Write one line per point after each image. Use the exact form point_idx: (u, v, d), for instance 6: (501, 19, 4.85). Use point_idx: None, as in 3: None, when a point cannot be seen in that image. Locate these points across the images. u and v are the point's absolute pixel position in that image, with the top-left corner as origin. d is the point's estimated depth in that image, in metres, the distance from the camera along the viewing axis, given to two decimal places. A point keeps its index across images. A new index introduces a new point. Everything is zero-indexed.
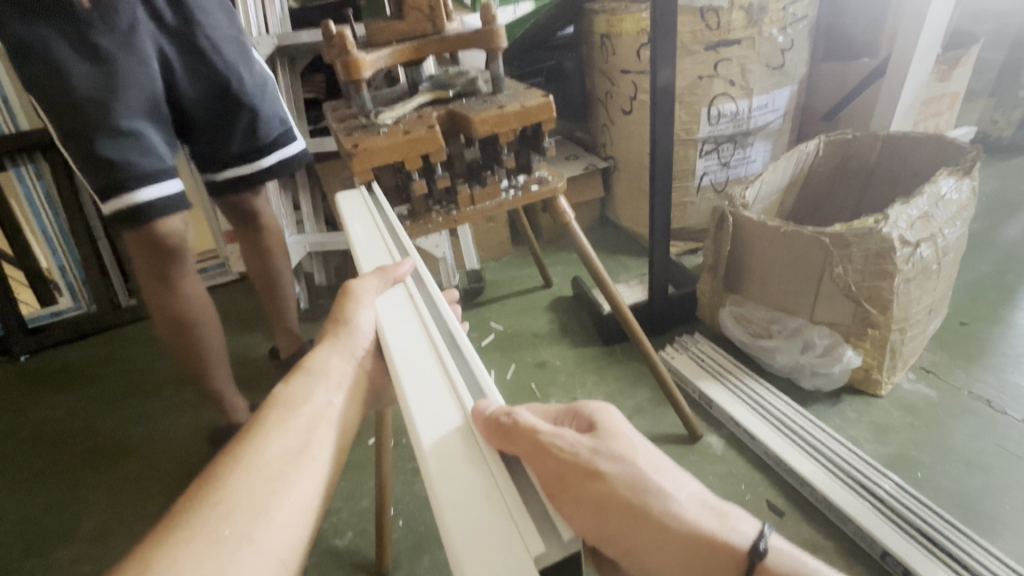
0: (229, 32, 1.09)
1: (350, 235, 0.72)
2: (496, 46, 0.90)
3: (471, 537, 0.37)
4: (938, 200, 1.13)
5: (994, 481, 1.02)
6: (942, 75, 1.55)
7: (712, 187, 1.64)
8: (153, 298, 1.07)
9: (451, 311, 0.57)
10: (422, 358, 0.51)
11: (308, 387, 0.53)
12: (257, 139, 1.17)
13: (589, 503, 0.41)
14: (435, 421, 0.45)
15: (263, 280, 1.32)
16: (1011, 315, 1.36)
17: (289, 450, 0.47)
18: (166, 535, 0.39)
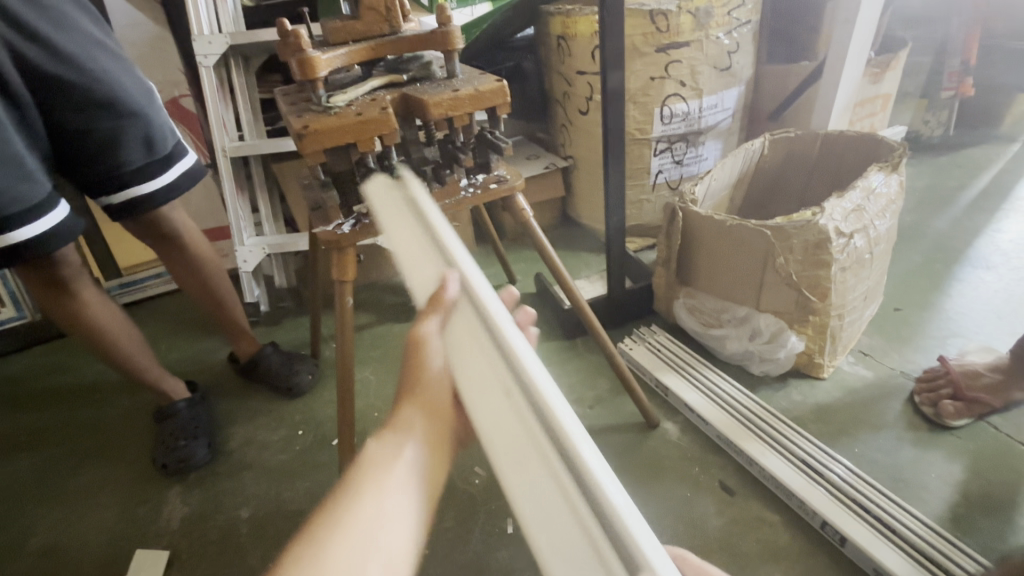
0: (96, 37, 1.01)
1: (396, 251, 0.67)
2: (452, 48, 0.92)
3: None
4: (869, 193, 1.21)
5: (923, 453, 1.10)
6: (875, 77, 1.66)
7: (667, 184, 1.71)
8: (54, 310, 1.09)
9: (532, 365, 0.43)
10: (517, 434, 0.41)
11: (388, 449, 0.47)
12: (152, 152, 1.08)
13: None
14: (550, 532, 0.38)
15: (204, 293, 1.30)
16: (939, 300, 1.47)
17: (368, 534, 0.42)
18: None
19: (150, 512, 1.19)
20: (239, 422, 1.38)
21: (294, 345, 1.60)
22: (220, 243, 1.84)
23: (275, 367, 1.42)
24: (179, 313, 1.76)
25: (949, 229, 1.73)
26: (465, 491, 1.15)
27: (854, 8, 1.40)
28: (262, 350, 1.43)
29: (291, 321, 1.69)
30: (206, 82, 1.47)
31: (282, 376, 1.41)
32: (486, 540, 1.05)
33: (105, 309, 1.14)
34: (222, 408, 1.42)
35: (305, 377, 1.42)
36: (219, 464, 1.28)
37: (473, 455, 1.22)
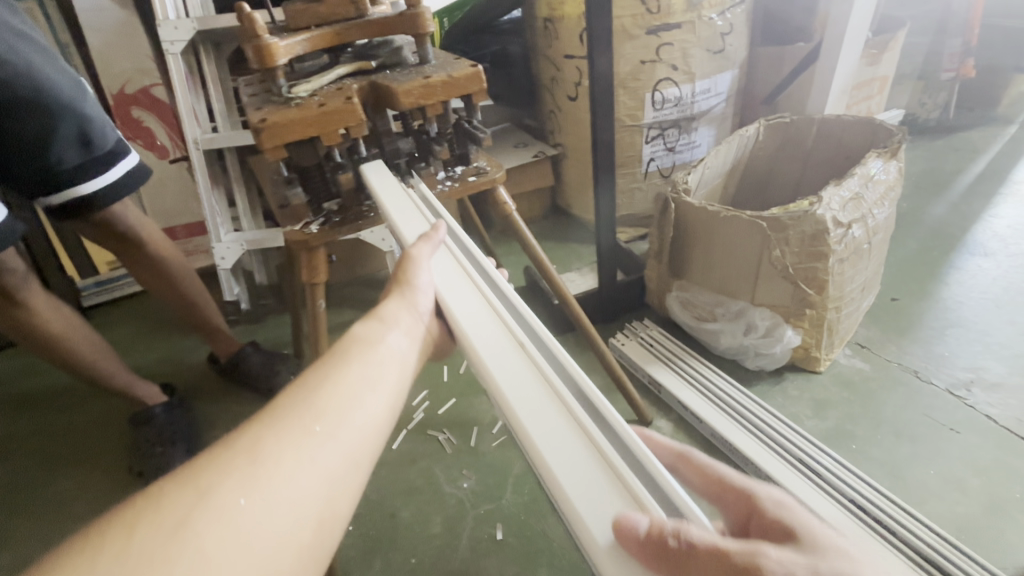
0: (17, 26, 0.92)
1: (383, 200, 0.74)
2: (424, 31, 0.85)
3: (589, 499, 0.39)
4: (867, 181, 1.17)
5: (921, 449, 1.07)
6: (872, 59, 1.61)
7: (659, 172, 1.65)
8: (3, 322, 1.03)
9: (513, 290, 0.59)
10: (494, 329, 0.53)
11: (383, 328, 0.52)
12: (90, 151, 1.01)
13: (709, 558, 0.35)
14: (515, 381, 0.48)
15: (172, 292, 1.25)
16: (937, 289, 1.43)
17: (369, 375, 0.47)
18: (256, 429, 0.40)
19: None
20: (218, 426, 1.33)
21: (276, 345, 1.54)
22: (197, 238, 1.77)
23: (255, 368, 1.37)
24: (156, 312, 1.70)
25: (946, 215, 1.69)
26: (453, 495, 1.11)
27: None
28: (243, 350, 1.38)
29: (274, 319, 1.64)
30: (174, 71, 1.39)
31: (262, 378, 1.36)
32: (475, 547, 1.02)
33: (59, 312, 1.09)
34: (202, 411, 1.37)
35: (288, 377, 1.37)
36: None
37: (461, 457, 1.18)
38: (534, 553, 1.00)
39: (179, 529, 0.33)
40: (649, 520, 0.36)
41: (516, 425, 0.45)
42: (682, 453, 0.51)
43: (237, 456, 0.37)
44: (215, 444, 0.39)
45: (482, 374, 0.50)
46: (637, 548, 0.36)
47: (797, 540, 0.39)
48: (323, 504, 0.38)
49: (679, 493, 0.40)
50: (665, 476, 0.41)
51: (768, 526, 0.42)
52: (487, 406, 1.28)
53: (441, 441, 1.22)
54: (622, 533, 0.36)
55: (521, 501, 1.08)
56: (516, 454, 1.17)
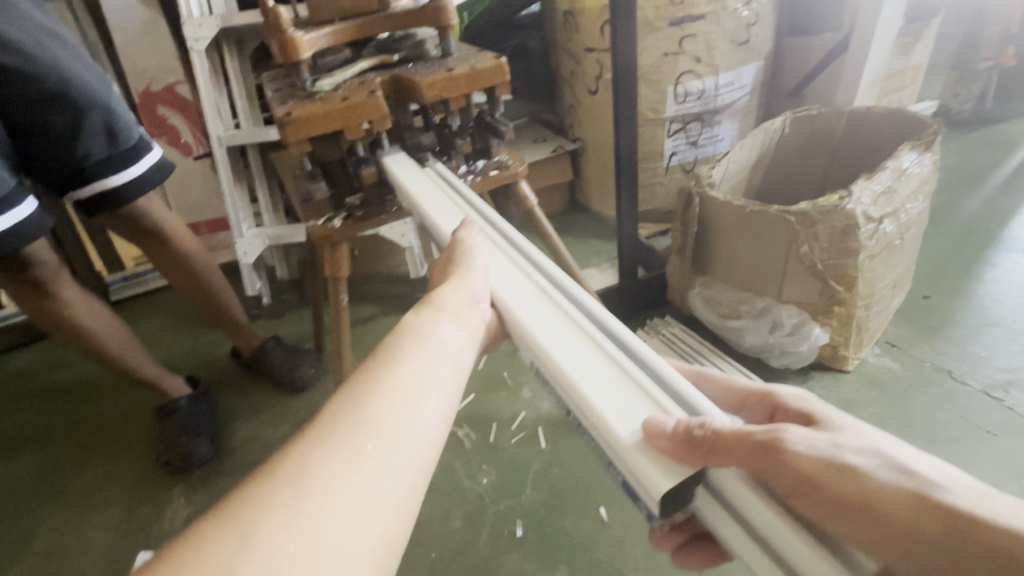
0: (48, 24, 0.96)
1: (410, 187, 0.74)
2: (447, 24, 0.85)
3: (617, 412, 0.40)
4: (900, 174, 1.13)
5: (956, 452, 1.04)
6: (904, 48, 1.56)
7: (681, 167, 1.63)
8: (37, 314, 1.06)
9: (552, 261, 0.57)
10: (538, 300, 0.51)
11: (434, 319, 0.48)
12: (116, 144, 1.02)
13: (734, 441, 0.36)
14: (562, 343, 0.46)
15: (194, 286, 1.26)
16: (971, 286, 1.39)
17: (421, 379, 0.43)
18: (305, 449, 0.37)
19: (154, 511, 1.17)
20: (241, 418, 1.35)
21: (297, 339, 1.56)
22: (220, 233, 1.79)
23: (277, 362, 1.38)
24: (180, 306, 1.73)
25: (981, 211, 1.63)
26: (472, 491, 1.11)
27: None
28: (264, 345, 1.39)
29: (294, 313, 1.66)
30: (198, 68, 1.41)
31: (285, 371, 1.38)
32: (494, 543, 1.02)
33: (86, 304, 1.10)
34: (225, 404, 1.39)
35: (309, 371, 1.39)
36: (222, 463, 1.25)
37: (480, 453, 1.18)
38: (554, 550, 0.99)
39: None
40: (675, 420, 0.37)
41: (542, 358, 0.46)
42: (702, 372, 0.55)
43: (286, 486, 0.35)
44: (263, 468, 0.37)
45: (509, 323, 0.51)
46: (669, 447, 0.36)
47: (817, 423, 0.44)
48: (380, 534, 0.35)
49: (703, 399, 0.41)
50: (689, 388, 0.42)
51: (788, 415, 0.47)
52: (507, 402, 1.28)
53: (460, 437, 1.22)
54: (649, 432, 0.37)
55: (540, 498, 1.08)
56: (536, 451, 1.16)
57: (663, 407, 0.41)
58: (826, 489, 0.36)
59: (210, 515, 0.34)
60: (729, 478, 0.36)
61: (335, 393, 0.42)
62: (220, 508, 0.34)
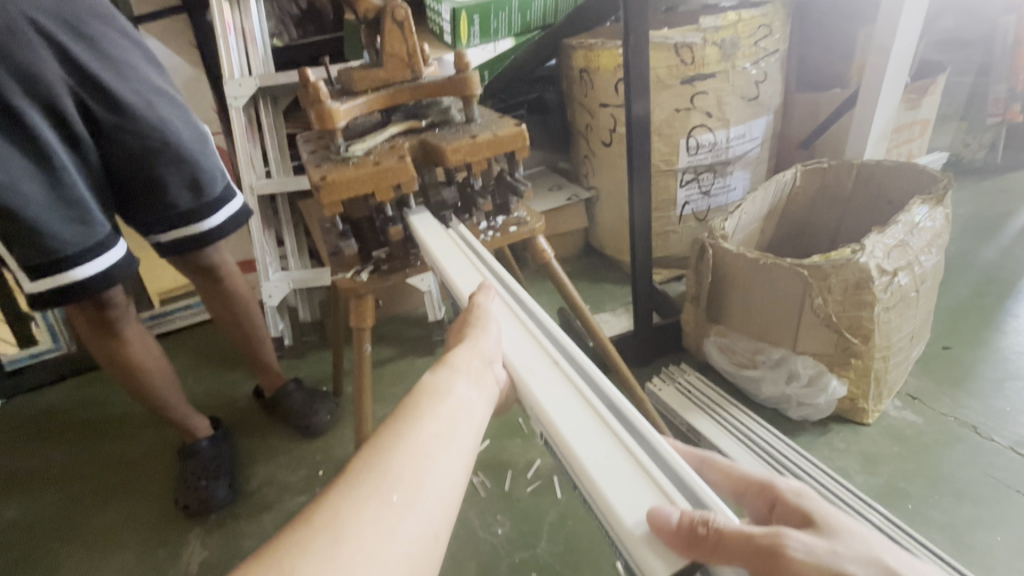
0: (159, 84, 1.01)
1: (433, 249, 0.77)
2: (471, 94, 0.91)
3: (621, 496, 0.41)
4: (913, 228, 1.15)
5: (984, 512, 1.01)
6: (911, 103, 1.60)
7: (694, 216, 1.66)
8: (103, 355, 1.12)
9: (564, 332, 0.59)
10: (548, 371, 0.53)
11: (452, 377, 0.51)
12: (201, 197, 1.07)
13: (738, 542, 0.36)
14: (570, 416, 0.47)
15: (235, 326, 1.31)
16: (993, 337, 1.37)
17: (442, 434, 0.45)
18: (337, 497, 0.39)
19: (171, 554, 1.18)
20: (259, 460, 1.37)
21: (316, 380, 1.59)
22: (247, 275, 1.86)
23: (297, 405, 1.41)
24: (205, 345, 1.78)
25: (998, 260, 1.63)
26: (487, 541, 1.10)
27: (889, 36, 1.35)
28: (286, 386, 1.42)
29: (314, 355, 1.70)
30: (236, 124, 1.51)
31: (302, 415, 1.40)
32: None
33: (143, 343, 1.15)
34: (244, 445, 1.41)
35: (324, 417, 1.40)
36: (240, 504, 1.26)
37: (495, 502, 1.17)
38: None
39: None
40: (680, 511, 0.38)
41: (551, 430, 0.47)
42: (705, 457, 0.55)
43: (320, 533, 0.37)
44: (297, 516, 0.39)
45: (519, 389, 0.53)
46: (671, 537, 0.37)
47: (816, 524, 0.43)
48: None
49: (704, 490, 0.42)
50: (693, 477, 0.43)
51: (787, 512, 0.46)
52: (522, 449, 1.28)
53: (475, 484, 1.22)
54: (654, 522, 0.38)
55: (556, 551, 1.06)
56: (551, 501, 1.16)
57: (667, 493, 0.41)
58: None
59: (248, 561, 0.36)
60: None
61: (359, 446, 0.44)
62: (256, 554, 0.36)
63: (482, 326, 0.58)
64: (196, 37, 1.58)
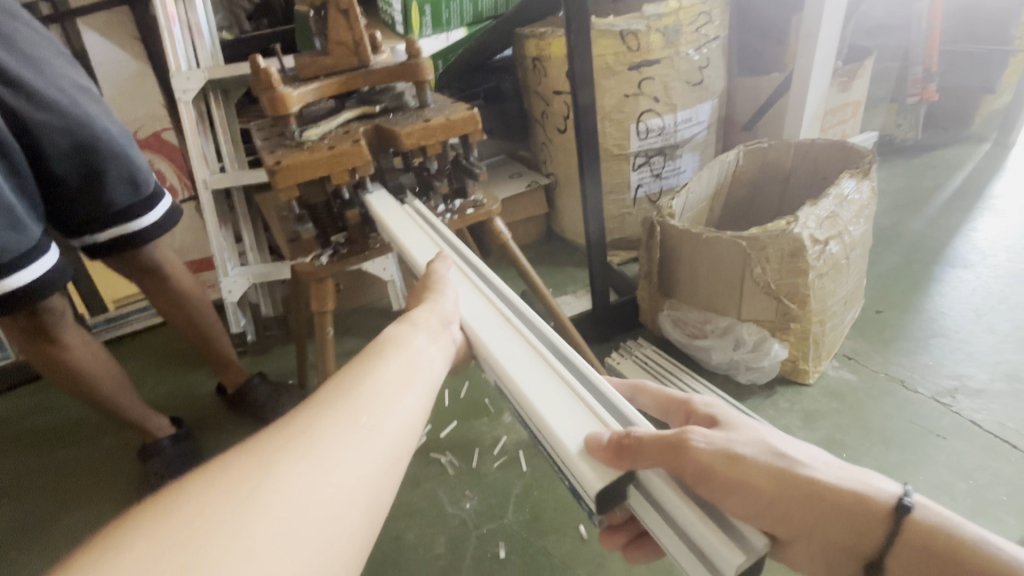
0: (80, 82, 1.01)
1: (388, 224, 0.80)
2: (424, 79, 0.94)
3: (565, 424, 0.45)
4: (842, 200, 1.23)
5: (910, 456, 1.11)
6: (842, 86, 1.71)
7: (647, 198, 1.73)
8: (40, 360, 1.09)
9: (516, 295, 0.63)
10: (501, 328, 0.57)
11: (411, 330, 0.54)
12: (139, 192, 1.08)
13: (657, 445, 0.41)
14: (519, 362, 0.52)
15: (186, 322, 1.29)
16: (919, 300, 1.49)
17: (403, 375, 0.49)
18: (308, 414, 0.43)
19: None
20: None
21: (281, 374, 1.59)
22: (204, 273, 1.82)
23: (262, 399, 1.41)
24: (165, 346, 1.74)
25: (925, 230, 1.76)
26: (456, 516, 1.14)
27: (816, 22, 1.44)
28: (250, 381, 1.42)
29: (279, 349, 1.70)
30: (185, 118, 1.48)
31: (268, 408, 1.40)
32: (478, 565, 1.05)
33: (83, 345, 1.12)
34: (208, 442, 1.40)
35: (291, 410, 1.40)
36: None
37: (463, 478, 1.21)
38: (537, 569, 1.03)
39: (251, 503, 0.35)
40: (610, 432, 0.43)
41: (502, 377, 0.51)
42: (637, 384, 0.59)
43: (294, 438, 0.40)
44: (270, 429, 0.42)
45: (474, 345, 0.57)
46: (603, 453, 0.42)
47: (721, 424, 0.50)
48: (373, 488, 0.41)
49: (632, 411, 0.47)
50: (626, 405, 0.47)
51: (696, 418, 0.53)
52: (488, 428, 1.32)
53: (444, 464, 1.25)
54: (588, 443, 0.43)
55: (522, 520, 1.11)
56: (517, 473, 1.20)
57: (601, 417, 0.46)
58: (718, 477, 0.43)
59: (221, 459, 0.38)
60: (656, 482, 0.42)
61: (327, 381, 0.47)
62: (230, 455, 0.39)
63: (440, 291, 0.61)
64: (139, 28, 1.53)
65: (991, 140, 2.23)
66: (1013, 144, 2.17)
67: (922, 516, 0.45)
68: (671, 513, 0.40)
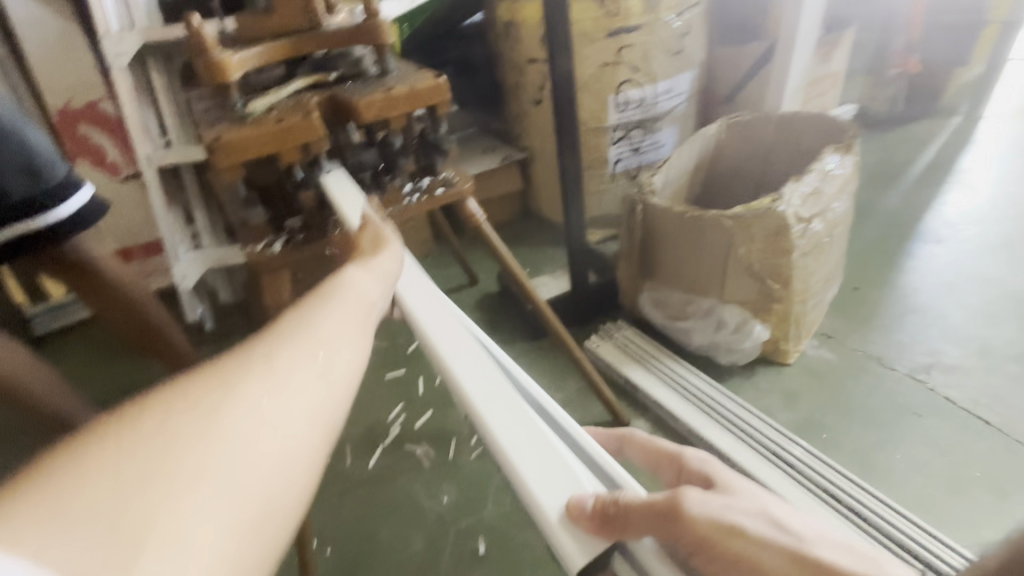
0: None
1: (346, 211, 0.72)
2: (383, 41, 0.84)
3: (544, 483, 0.40)
4: (825, 176, 1.19)
5: (888, 434, 1.11)
6: (823, 56, 1.66)
7: (626, 173, 1.66)
8: None
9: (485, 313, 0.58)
10: (469, 354, 0.51)
11: (345, 284, 0.55)
12: (40, 182, 0.92)
13: (645, 511, 0.38)
14: (489, 400, 0.46)
15: (129, 323, 1.13)
16: (895, 276, 1.49)
17: (334, 331, 0.48)
18: (218, 375, 0.40)
19: None
20: None
21: None
22: (155, 258, 1.68)
23: None
24: (113, 337, 1.62)
25: (900, 205, 1.76)
26: (433, 511, 1.09)
27: None
28: None
29: (240, 337, 1.60)
30: (121, 86, 1.34)
31: None
32: (457, 562, 1.01)
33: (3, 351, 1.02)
34: None
35: None
36: None
37: (440, 471, 1.16)
38: (520, 563, 1.00)
39: (167, 474, 0.33)
40: (595, 496, 0.38)
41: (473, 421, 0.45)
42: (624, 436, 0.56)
43: (201, 403, 0.37)
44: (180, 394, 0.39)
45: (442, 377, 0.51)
46: (587, 522, 0.37)
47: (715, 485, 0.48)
48: (305, 451, 0.39)
49: (621, 474, 0.43)
50: (616, 469, 0.43)
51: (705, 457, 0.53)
52: (465, 417, 1.27)
53: (419, 456, 1.20)
54: (570, 510, 0.38)
55: (501, 513, 1.07)
56: (496, 464, 1.16)
57: (584, 475, 0.42)
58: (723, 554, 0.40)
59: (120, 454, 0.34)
60: (643, 552, 0.38)
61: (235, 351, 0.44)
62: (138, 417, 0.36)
63: (368, 269, 0.57)
64: None
65: (960, 113, 2.24)
66: (982, 117, 2.18)
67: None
68: None
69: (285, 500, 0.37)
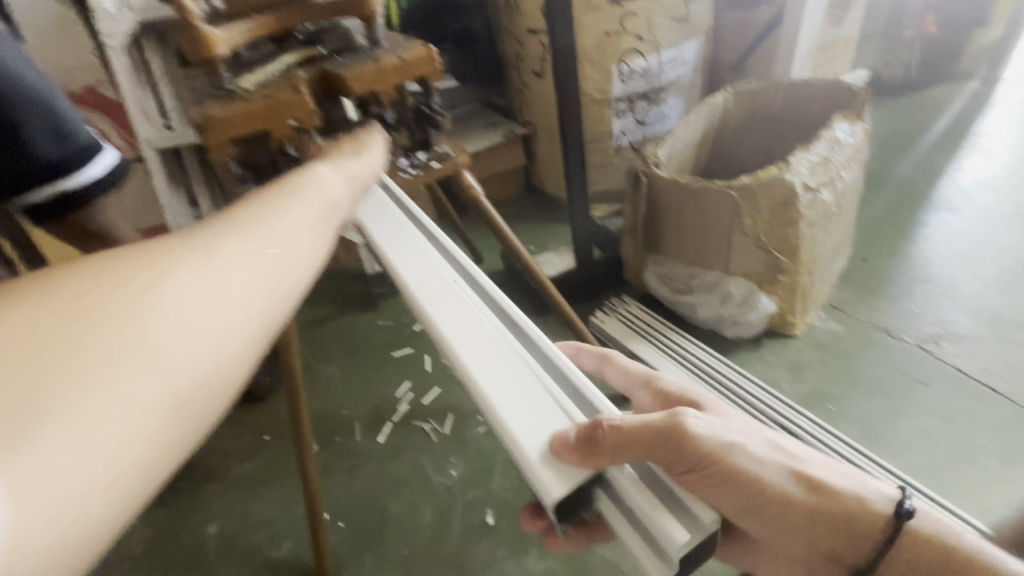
0: None
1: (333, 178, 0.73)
2: (372, 14, 0.82)
3: (523, 423, 0.41)
4: (834, 144, 1.17)
5: (895, 405, 1.10)
6: (835, 20, 1.61)
7: (630, 146, 1.64)
8: None
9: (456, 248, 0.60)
10: (444, 290, 0.52)
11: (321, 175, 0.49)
12: None
13: (634, 438, 0.39)
14: (466, 336, 0.47)
15: None
16: (905, 246, 1.46)
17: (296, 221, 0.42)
18: (149, 249, 0.34)
19: None
20: None
21: None
22: (162, 242, 1.69)
23: None
24: None
25: (912, 173, 1.72)
26: (441, 484, 1.11)
27: None
28: None
29: None
30: (117, 69, 1.30)
31: None
32: (466, 533, 1.03)
33: None
34: None
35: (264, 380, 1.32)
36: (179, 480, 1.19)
37: (448, 445, 1.18)
38: (527, 535, 1.01)
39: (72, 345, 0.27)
40: (576, 428, 0.39)
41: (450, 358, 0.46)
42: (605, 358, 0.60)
43: (128, 275, 0.32)
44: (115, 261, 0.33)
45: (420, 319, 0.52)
46: (572, 452, 0.37)
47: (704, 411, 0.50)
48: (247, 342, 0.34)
49: (600, 400, 0.44)
50: (594, 394, 0.44)
51: (676, 402, 0.53)
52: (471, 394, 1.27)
53: (427, 432, 1.21)
54: (554, 444, 0.38)
55: (508, 486, 1.09)
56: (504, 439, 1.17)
57: (562, 404, 0.43)
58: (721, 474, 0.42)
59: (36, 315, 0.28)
60: (620, 478, 0.38)
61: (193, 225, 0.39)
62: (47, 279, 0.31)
63: (334, 171, 0.52)
64: None
65: (977, 78, 2.17)
66: (1000, 81, 2.11)
67: (919, 521, 0.46)
68: (633, 509, 0.36)
69: (217, 393, 0.31)
